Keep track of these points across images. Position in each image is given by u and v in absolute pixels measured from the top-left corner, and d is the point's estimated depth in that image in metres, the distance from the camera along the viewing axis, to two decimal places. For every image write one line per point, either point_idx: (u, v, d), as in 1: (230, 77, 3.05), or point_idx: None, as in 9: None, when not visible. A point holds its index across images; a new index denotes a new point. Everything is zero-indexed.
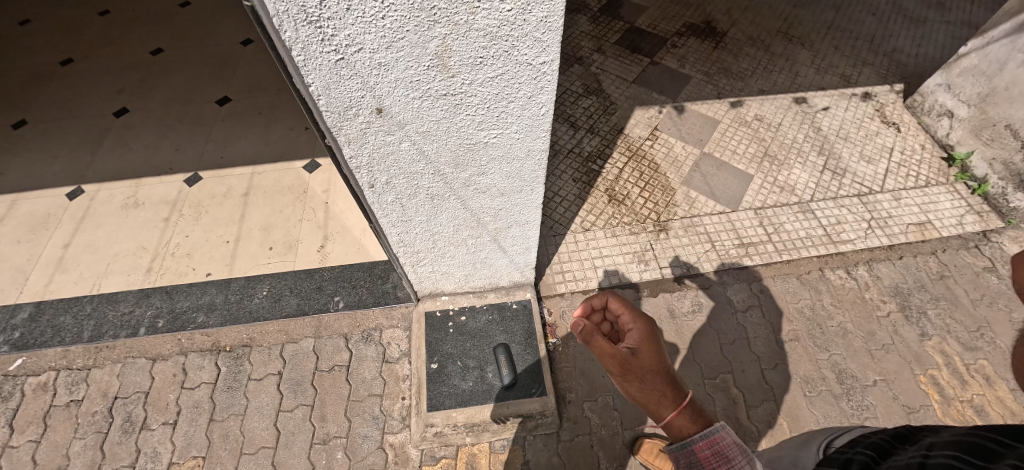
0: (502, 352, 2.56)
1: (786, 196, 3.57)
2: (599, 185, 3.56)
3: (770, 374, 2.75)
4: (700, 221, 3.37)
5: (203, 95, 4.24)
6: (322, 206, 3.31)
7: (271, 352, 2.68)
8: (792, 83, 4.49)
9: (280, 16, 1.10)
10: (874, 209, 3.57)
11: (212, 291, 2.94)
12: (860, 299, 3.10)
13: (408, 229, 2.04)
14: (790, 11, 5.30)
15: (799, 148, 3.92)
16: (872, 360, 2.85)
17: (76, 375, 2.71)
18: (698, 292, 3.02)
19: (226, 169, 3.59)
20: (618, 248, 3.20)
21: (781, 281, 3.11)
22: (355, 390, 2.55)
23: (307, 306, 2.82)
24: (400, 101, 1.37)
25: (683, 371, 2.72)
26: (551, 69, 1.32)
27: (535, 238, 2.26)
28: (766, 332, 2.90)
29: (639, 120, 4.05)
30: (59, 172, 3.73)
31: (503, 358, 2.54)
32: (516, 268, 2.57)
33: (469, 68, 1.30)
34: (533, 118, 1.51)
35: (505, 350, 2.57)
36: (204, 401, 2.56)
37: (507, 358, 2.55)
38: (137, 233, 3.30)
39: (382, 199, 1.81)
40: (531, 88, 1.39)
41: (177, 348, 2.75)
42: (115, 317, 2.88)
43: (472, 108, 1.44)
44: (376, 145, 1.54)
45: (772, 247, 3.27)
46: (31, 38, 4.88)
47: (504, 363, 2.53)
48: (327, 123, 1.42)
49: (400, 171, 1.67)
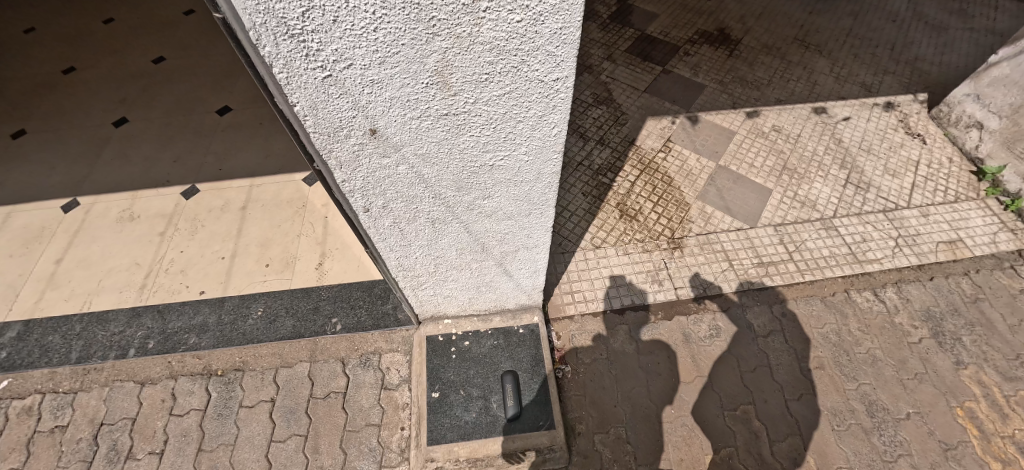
0: (510, 380, 2.39)
1: (807, 212, 3.40)
2: (610, 199, 3.40)
3: (794, 406, 2.57)
4: (717, 238, 3.20)
5: (204, 105, 4.15)
6: (321, 221, 3.18)
7: (264, 377, 2.54)
8: (810, 92, 4.31)
9: (257, 29, 0.97)
10: (900, 226, 3.38)
11: (205, 310, 2.82)
12: (889, 323, 2.91)
13: (408, 254, 1.90)
14: (806, 18, 5.13)
15: (820, 161, 3.75)
16: (904, 391, 2.66)
17: (62, 399, 2.59)
18: (716, 315, 2.84)
19: (224, 182, 3.48)
20: (630, 267, 3.04)
21: (804, 304, 2.93)
22: (352, 419, 2.40)
23: (304, 329, 2.68)
24: (396, 121, 1.24)
25: (702, 402, 2.55)
26: (565, 86, 1.18)
27: (543, 261, 2.11)
28: (789, 359, 2.72)
29: (651, 131, 3.90)
30: (56, 184, 3.64)
31: (510, 388, 2.37)
32: (523, 291, 2.42)
33: (473, 85, 1.16)
34: (543, 139, 1.36)
35: (512, 378, 2.39)
36: (192, 429, 2.43)
37: (514, 389, 2.37)
38: (131, 247, 3.19)
39: (380, 225, 1.68)
40: (542, 107, 1.24)
41: (167, 372, 2.62)
42: (106, 337, 2.77)
43: (477, 129, 1.30)
44: (370, 168, 1.40)
45: (793, 267, 3.09)
46: (35, 47, 4.85)
47: (510, 393, 2.36)
48: (316, 146, 1.29)
49: (397, 195, 1.54)
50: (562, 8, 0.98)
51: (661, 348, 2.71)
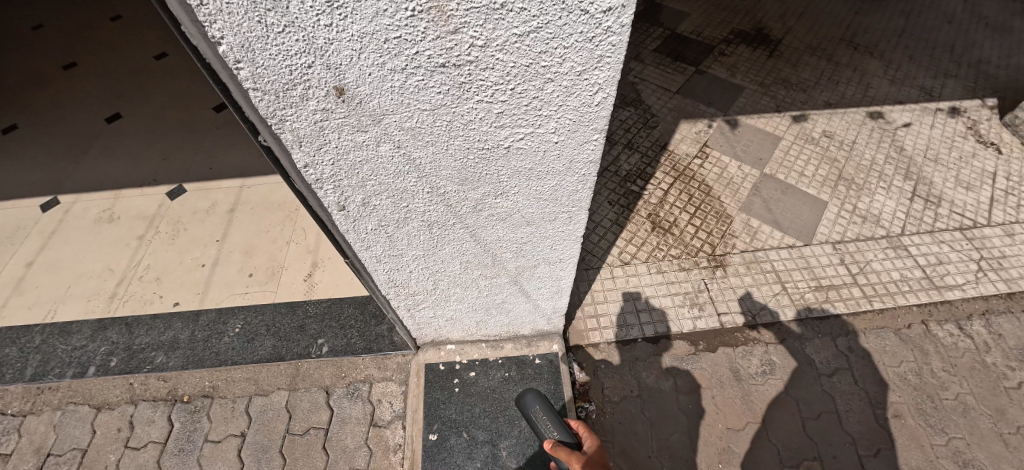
0: (528, 403, 1.72)
1: (869, 227, 2.94)
2: (640, 210, 2.99)
3: (870, 463, 2.09)
4: (766, 256, 2.75)
5: (200, 99, 3.84)
6: (314, 227, 2.85)
7: (236, 407, 2.18)
8: (863, 95, 3.86)
9: None
10: (982, 247, 2.90)
11: (176, 325, 2.47)
12: (979, 364, 2.43)
13: (399, 266, 1.52)
14: (852, 17, 4.67)
15: (880, 171, 3.28)
16: (1007, 449, 2.18)
17: (10, 422, 2.28)
18: (770, 347, 2.39)
19: (214, 182, 3.17)
20: (665, 288, 2.61)
21: (875, 337, 2.46)
22: (333, 463, 2.01)
23: (285, 350, 2.31)
24: (370, 75, 0.84)
25: (756, 456, 2.09)
26: (621, 21, 0.77)
27: (568, 280, 1.71)
28: (862, 405, 2.25)
29: (685, 134, 3.49)
30: (38, 181, 3.37)
31: (536, 408, 1.71)
32: (542, 315, 2.01)
33: (483, 15, 0.76)
34: (581, 110, 0.96)
35: (528, 396, 1.74)
36: (147, 466, 2.06)
37: (540, 405, 1.71)
38: (107, 252, 2.88)
39: (361, 228, 1.30)
40: (583, 56, 0.84)
41: (127, 395, 2.27)
42: (66, 353, 2.45)
43: (488, 90, 0.90)
44: (341, 148, 1.01)
45: (859, 291, 2.63)
46: (43, 47, 4.72)
47: (541, 415, 1.68)
48: (261, 113, 0.91)
49: (381, 188, 1.14)
50: None
51: (706, 386, 2.26)
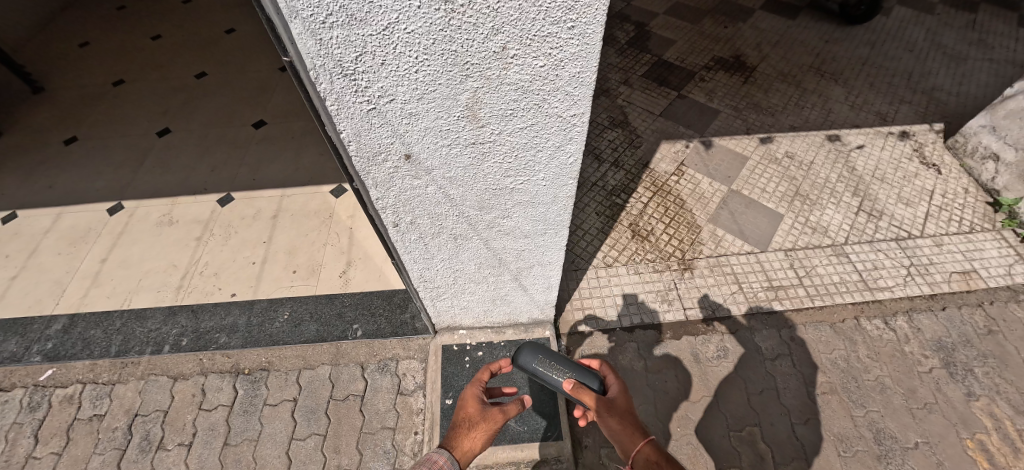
0: (529, 357, 1.91)
1: (818, 238, 3.45)
2: (623, 220, 3.51)
3: (799, 429, 2.61)
4: (727, 261, 3.27)
5: (240, 117, 4.34)
6: (346, 232, 3.38)
7: (288, 377, 2.71)
8: (825, 119, 4.36)
9: (317, 69, 1.11)
10: (913, 255, 3.36)
11: (235, 312, 2.99)
12: (899, 353, 2.89)
13: (430, 265, 2.04)
14: (822, 45, 5.17)
15: (832, 188, 3.78)
16: (914, 420, 2.64)
17: (101, 389, 2.76)
18: (724, 337, 2.92)
19: (258, 191, 3.69)
20: (641, 286, 3.14)
21: (813, 329, 2.97)
22: (368, 421, 2.53)
23: (327, 333, 2.85)
24: (428, 148, 1.36)
25: (706, 421, 2.62)
26: (582, 121, 1.29)
27: (556, 278, 2.23)
28: (797, 383, 2.76)
29: (665, 154, 4.01)
30: (101, 188, 3.84)
31: (541, 357, 1.90)
32: (536, 306, 2.53)
33: (499, 118, 1.28)
34: (560, 167, 1.48)
35: (528, 349, 1.93)
36: (219, 424, 2.58)
37: (545, 356, 1.90)
38: (170, 250, 3.39)
39: (406, 237, 1.82)
40: (560, 138, 1.36)
41: (198, 368, 2.80)
42: (143, 333, 2.95)
43: (500, 156, 1.42)
44: (403, 189, 1.54)
45: (803, 291, 3.14)
46: (89, 59, 5.10)
47: (547, 364, 1.89)
48: (356, 167, 1.43)
49: (424, 213, 1.67)
50: (580, 55, 1.11)
51: (670, 367, 2.80)
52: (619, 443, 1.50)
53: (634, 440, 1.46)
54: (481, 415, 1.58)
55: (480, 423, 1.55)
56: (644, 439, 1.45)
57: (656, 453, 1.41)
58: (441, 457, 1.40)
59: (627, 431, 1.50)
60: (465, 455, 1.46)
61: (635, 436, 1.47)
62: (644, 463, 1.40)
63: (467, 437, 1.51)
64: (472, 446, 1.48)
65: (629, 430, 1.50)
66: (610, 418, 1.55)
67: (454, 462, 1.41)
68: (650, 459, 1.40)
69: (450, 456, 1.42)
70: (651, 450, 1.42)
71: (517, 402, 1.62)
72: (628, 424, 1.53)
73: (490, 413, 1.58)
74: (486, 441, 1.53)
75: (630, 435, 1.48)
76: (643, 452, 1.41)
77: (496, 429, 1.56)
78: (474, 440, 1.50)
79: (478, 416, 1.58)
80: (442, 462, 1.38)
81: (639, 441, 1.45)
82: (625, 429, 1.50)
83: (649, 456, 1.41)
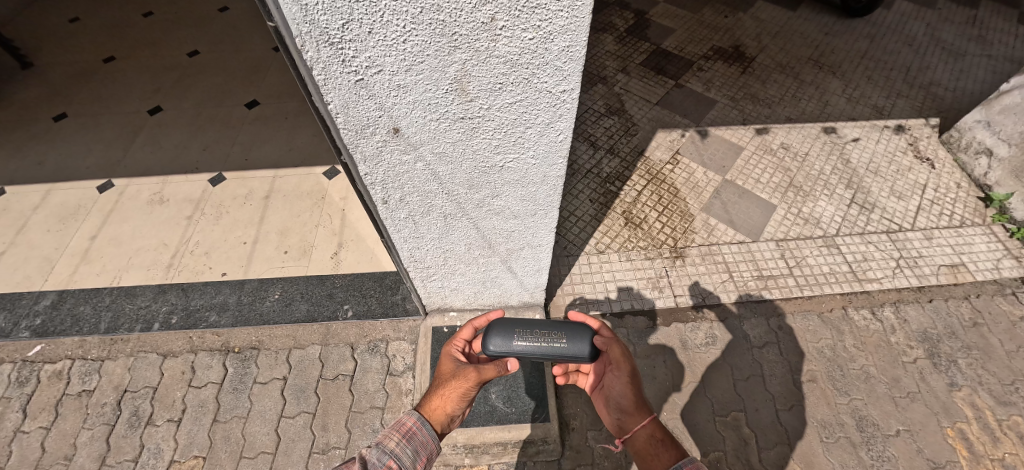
0: (502, 338, 1.74)
1: (809, 229, 3.46)
2: (616, 207, 3.51)
3: (783, 415, 2.64)
4: (719, 249, 3.29)
5: (233, 97, 4.28)
6: (338, 214, 3.38)
7: (278, 356, 2.72)
8: (822, 111, 4.34)
9: (303, 37, 1.09)
10: (902, 248, 3.38)
11: (225, 291, 2.99)
12: (885, 342, 2.93)
13: (419, 244, 2.03)
14: (822, 38, 5.14)
15: (825, 180, 3.79)
16: (896, 408, 2.68)
17: (90, 365, 2.76)
18: (713, 324, 2.96)
19: (249, 172, 3.66)
20: (632, 273, 3.15)
21: (801, 319, 3.00)
22: (357, 401, 2.55)
23: (317, 313, 2.86)
24: (417, 122, 1.35)
25: (692, 406, 2.66)
26: (571, 97, 1.28)
27: (546, 261, 2.23)
28: (783, 371, 2.80)
29: (660, 142, 4.00)
30: (91, 166, 3.79)
31: (518, 329, 1.76)
32: (526, 289, 2.53)
33: (488, 93, 1.27)
34: (550, 145, 1.47)
35: (497, 328, 1.77)
36: (208, 401, 2.59)
37: (522, 327, 1.76)
38: (160, 229, 3.37)
39: (394, 214, 1.80)
40: (549, 115, 1.35)
41: (188, 346, 2.80)
42: (133, 311, 2.94)
43: (489, 132, 1.41)
44: (392, 164, 1.52)
45: (792, 281, 3.16)
46: (79, 35, 5.00)
47: (526, 335, 1.74)
48: (344, 140, 1.41)
49: (413, 189, 1.65)
50: (570, 28, 1.09)
51: (658, 353, 2.83)
52: (624, 417, 1.54)
53: (640, 416, 1.50)
54: (454, 375, 1.59)
55: (451, 381, 1.57)
56: (650, 416, 1.49)
57: (660, 430, 1.44)
58: (412, 419, 1.45)
59: (635, 405, 1.54)
60: (437, 415, 1.51)
61: (641, 413, 1.51)
62: (646, 439, 1.43)
63: (439, 397, 1.55)
64: (443, 407, 1.52)
65: (637, 406, 1.53)
66: (620, 391, 1.60)
67: (426, 424, 1.45)
68: (653, 436, 1.43)
69: (421, 418, 1.47)
70: (655, 427, 1.45)
71: (495, 364, 1.60)
72: (638, 399, 1.55)
73: (463, 371, 1.59)
74: (459, 400, 1.54)
75: (637, 411, 1.52)
76: (647, 428, 1.45)
77: (469, 387, 1.55)
78: (445, 400, 1.53)
79: (450, 375, 1.60)
80: (411, 424, 1.43)
81: (645, 418, 1.48)
82: (633, 404, 1.54)
83: (653, 433, 1.43)
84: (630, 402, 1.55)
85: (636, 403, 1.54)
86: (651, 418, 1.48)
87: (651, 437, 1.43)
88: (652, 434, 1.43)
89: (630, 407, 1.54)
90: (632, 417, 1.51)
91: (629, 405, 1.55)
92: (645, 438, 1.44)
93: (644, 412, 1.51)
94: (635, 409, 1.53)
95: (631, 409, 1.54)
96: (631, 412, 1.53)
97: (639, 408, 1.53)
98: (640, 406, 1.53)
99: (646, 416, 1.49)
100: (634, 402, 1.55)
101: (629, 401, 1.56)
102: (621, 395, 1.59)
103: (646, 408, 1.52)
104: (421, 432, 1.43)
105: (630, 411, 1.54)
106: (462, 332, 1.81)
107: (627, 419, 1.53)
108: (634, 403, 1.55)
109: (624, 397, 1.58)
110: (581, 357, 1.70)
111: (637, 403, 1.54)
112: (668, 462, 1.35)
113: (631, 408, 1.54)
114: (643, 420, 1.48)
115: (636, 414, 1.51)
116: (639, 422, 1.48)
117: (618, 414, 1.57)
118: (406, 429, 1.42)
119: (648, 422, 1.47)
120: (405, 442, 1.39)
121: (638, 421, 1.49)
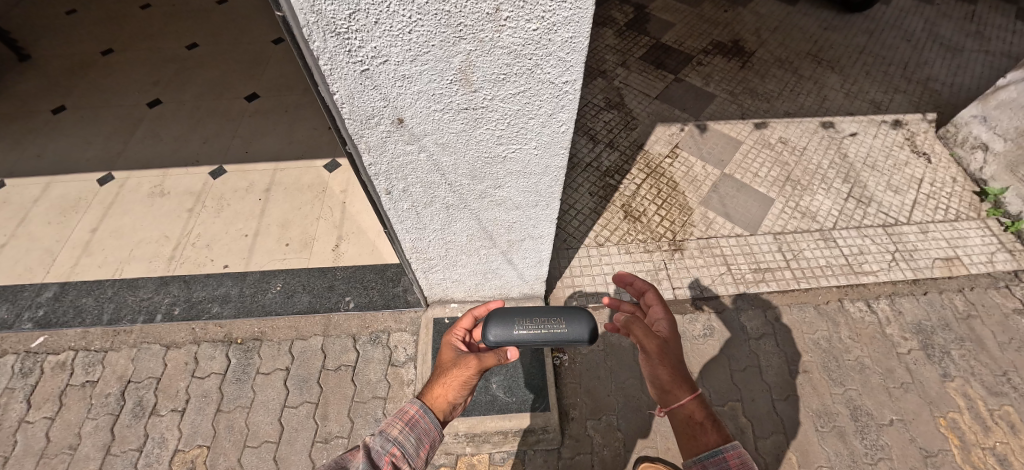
0: (502, 327, 1.76)
1: (807, 222, 3.49)
2: (615, 201, 3.53)
3: (779, 405, 2.69)
4: (717, 242, 3.33)
5: (232, 90, 4.27)
6: (339, 207, 3.40)
7: (281, 347, 2.75)
8: (819, 106, 4.36)
9: (310, 26, 1.11)
10: (898, 241, 3.42)
11: (227, 283, 3.01)
12: (880, 334, 2.97)
13: (421, 235, 2.05)
14: (821, 33, 5.15)
15: (823, 174, 3.81)
16: (890, 399, 2.72)
17: (93, 356, 2.78)
18: (710, 316, 2.99)
19: (250, 165, 3.67)
20: (630, 266, 3.18)
21: (797, 311, 3.04)
22: (360, 391, 2.58)
23: (319, 305, 2.89)
24: (421, 113, 1.37)
25: None
26: (574, 88, 1.30)
27: (546, 252, 2.26)
28: (779, 362, 2.84)
29: (660, 136, 4.01)
30: (90, 159, 3.78)
31: (519, 319, 1.78)
32: (526, 281, 2.56)
33: (490, 84, 1.29)
34: (552, 136, 1.49)
35: (496, 318, 1.78)
36: (212, 391, 2.62)
37: (522, 316, 1.78)
38: (161, 222, 3.37)
39: (397, 204, 1.82)
40: (551, 106, 1.37)
41: (190, 337, 2.82)
42: (135, 302, 2.96)
43: (492, 123, 1.43)
44: (396, 153, 1.54)
45: (790, 274, 3.20)
46: (77, 27, 4.98)
47: (527, 324, 1.77)
48: (348, 130, 1.43)
49: (416, 179, 1.67)
50: (573, 19, 1.11)
51: None
52: (661, 390, 1.52)
53: (681, 392, 1.48)
54: (455, 363, 1.62)
55: (453, 369, 1.59)
56: (691, 394, 1.47)
57: (700, 410, 1.45)
58: (414, 408, 1.48)
59: (676, 381, 1.50)
60: (439, 403, 1.54)
61: (683, 389, 1.48)
62: (685, 418, 1.44)
63: (441, 385, 1.57)
64: (444, 395, 1.54)
65: (676, 380, 1.50)
66: (658, 366, 1.54)
67: (428, 412, 1.48)
68: (692, 416, 1.44)
69: (423, 406, 1.49)
70: (697, 406, 1.45)
71: (495, 353, 1.61)
72: (678, 373, 1.52)
73: (463, 360, 1.61)
74: (461, 388, 1.56)
75: (676, 387, 1.49)
76: (687, 407, 1.45)
77: (469, 376, 1.57)
78: (447, 388, 1.55)
79: (451, 364, 1.63)
80: (414, 412, 1.46)
81: (685, 395, 1.47)
82: (673, 378, 1.51)
83: (692, 413, 1.44)
84: (670, 377, 1.52)
85: (676, 378, 1.51)
86: (694, 396, 1.46)
87: (693, 417, 1.44)
88: (694, 414, 1.44)
89: (669, 383, 1.51)
90: (671, 394, 1.49)
91: (668, 380, 1.51)
92: (685, 417, 1.45)
93: (686, 389, 1.48)
94: (676, 385, 1.50)
95: (671, 384, 1.50)
96: (671, 388, 1.50)
97: (680, 384, 1.49)
98: (682, 382, 1.50)
99: (688, 394, 1.47)
100: (675, 376, 1.52)
101: (669, 375, 1.52)
102: (660, 370, 1.54)
103: (689, 384, 1.50)
104: (424, 420, 1.46)
105: (670, 386, 1.51)
106: (462, 322, 1.84)
107: (666, 394, 1.51)
108: (675, 379, 1.51)
109: (663, 371, 1.53)
110: (584, 341, 1.74)
111: (678, 378, 1.51)
112: (710, 443, 1.38)
113: (671, 383, 1.50)
114: (685, 399, 1.46)
115: (677, 391, 1.48)
116: (680, 401, 1.46)
117: (655, 387, 1.55)
118: (409, 417, 1.44)
119: (689, 401, 1.45)
120: (408, 430, 1.41)
121: (678, 399, 1.47)
